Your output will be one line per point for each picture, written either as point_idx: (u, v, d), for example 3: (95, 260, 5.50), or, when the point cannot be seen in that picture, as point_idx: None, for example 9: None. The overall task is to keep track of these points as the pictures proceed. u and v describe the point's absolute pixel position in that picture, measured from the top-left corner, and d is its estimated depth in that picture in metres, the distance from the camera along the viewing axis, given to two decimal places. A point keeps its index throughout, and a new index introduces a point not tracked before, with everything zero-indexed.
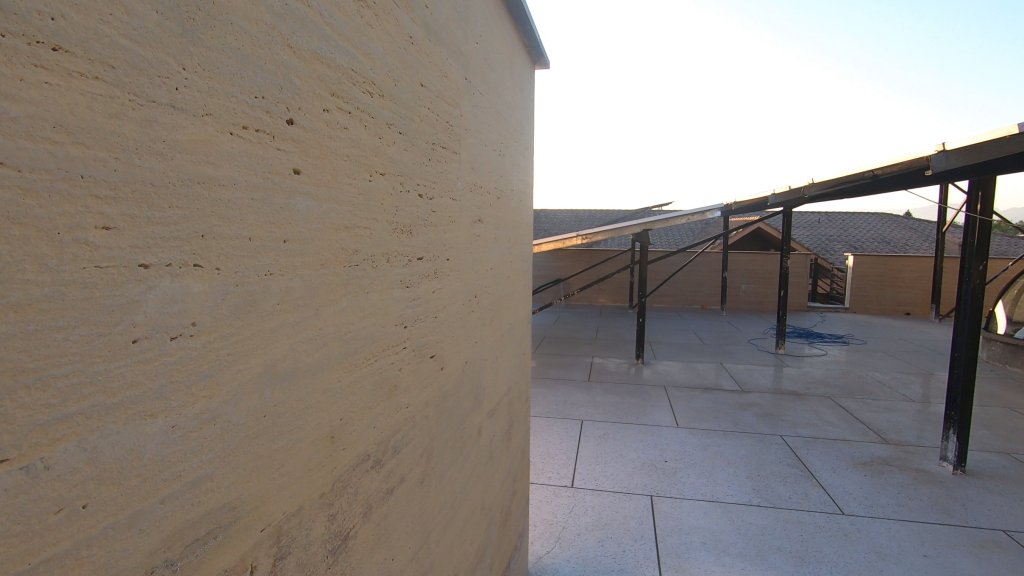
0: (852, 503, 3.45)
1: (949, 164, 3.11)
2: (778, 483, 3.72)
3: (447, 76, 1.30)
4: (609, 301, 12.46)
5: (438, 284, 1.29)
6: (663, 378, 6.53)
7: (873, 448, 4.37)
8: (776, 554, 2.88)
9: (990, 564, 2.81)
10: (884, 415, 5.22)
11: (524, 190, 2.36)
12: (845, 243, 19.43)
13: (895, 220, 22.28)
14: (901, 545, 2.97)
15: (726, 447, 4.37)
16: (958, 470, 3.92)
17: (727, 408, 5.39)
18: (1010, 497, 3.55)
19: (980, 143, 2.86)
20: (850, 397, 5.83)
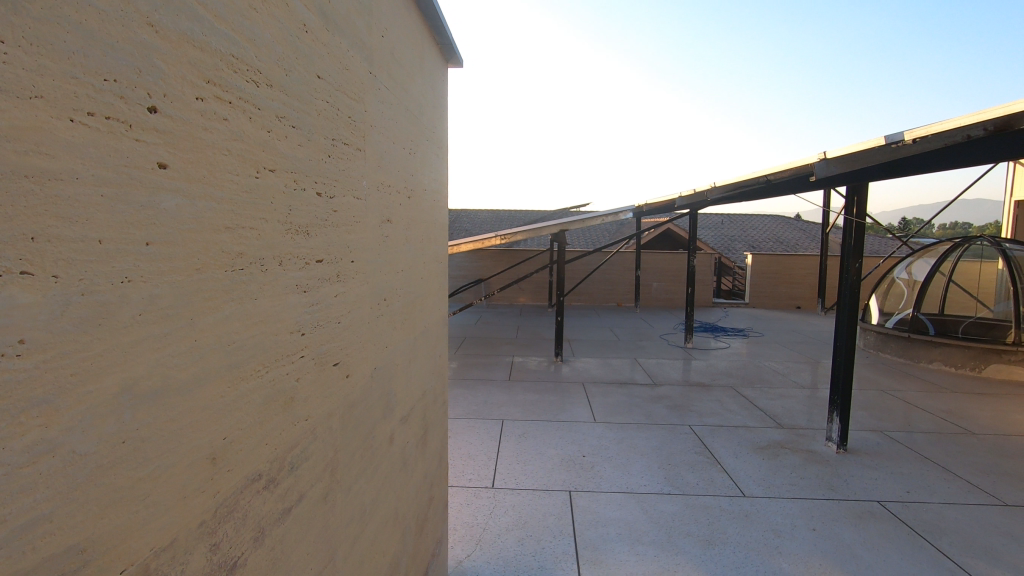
0: (752, 485, 3.71)
1: (829, 171, 3.41)
2: (687, 471, 3.92)
3: (349, 70, 1.24)
4: (529, 301, 12.62)
5: (341, 288, 1.22)
6: (581, 375, 6.70)
7: (769, 433, 4.73)
8: (684, 539, 3.03)
9: (867, 533, 3.12)
10: (779, 402, 5.67)
11: (437, 190, 2.32)
12: (745, 243, 20.94)
13: (787, 221, 24.30)
14: (794, 521, 3.23)
15: (640, 439, 4.55)
16: (841, 449, 4.32)
17: (641, 402, 5.63)
18: (882, 471, 3.97)
19: (854, 152, 3.15)
20: (750, 387, 6.27)
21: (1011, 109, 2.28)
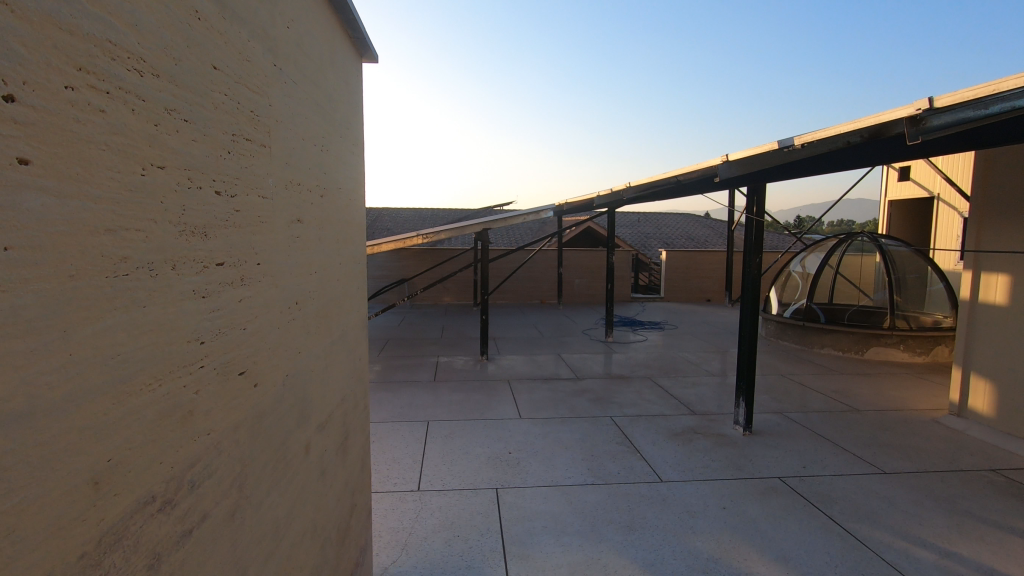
0: (668, 470, 3.91)
1: (732, 172, 3.64)
2: (609, 461, 4.07)
3: (250, 61, 1.17)
4: (454, 300, 12.55)
5: (246, 292, 1.16)
6: (507, 373, 6.76)
7: (683, 420, 5.00)
8: (607, 527, 3.14)
9: (770, 507, 3.38)
10: (692, 390, 6.01)
11: (353, 188, 2.24)
12: (660, 240, 22.00)
13: (697, 219, 25.78)
14: (706, 501, 3.44)
15: (564, 433, 4.66)
16: (746, 431, 4.65)
17: (565, 396, 5.76)
18: (782, 449, 4.31)
19: (753, 155, 3.38)
20: (666, 377, 6.60)
21: (881, 119, 2.54)
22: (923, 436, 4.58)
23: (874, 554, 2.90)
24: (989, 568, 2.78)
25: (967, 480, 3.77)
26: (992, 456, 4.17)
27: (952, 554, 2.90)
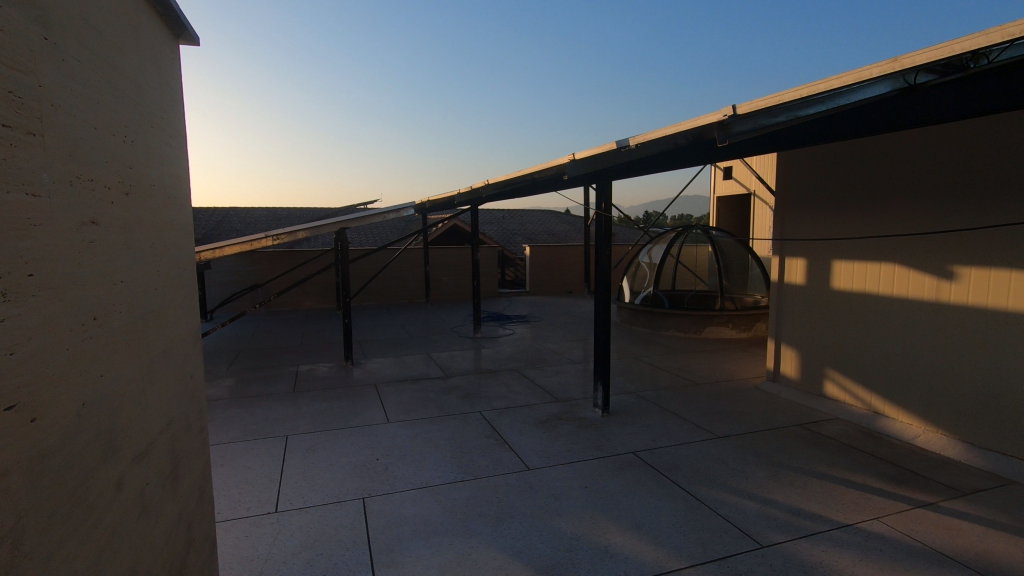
0: (534, 458, 4.05)
1: (578, 170, 3.85)
2: (478, 456, 4.11)
3: (4, 31, 0.97)
4: (315, 305, 11.86)
5: (12, 310, 0.96)
6: (373, 376, 6.53)
7: (548, 408, 5.23)
8: (476, 521, 3.17)
9: (626, 481, 3.65)
10: (556, 378, 6.30)
11: (172, 184, 1.99)
12: (524, 237, 22.79)
13: (558, 217, 27.18)
14: (570, 483, 3.63)
15: (433, 432, 4.62)
16: (604, 412, 4.99)
17: (434, 395, 5.73)
18: (635, 426, 4.69)
19: (595, 154, 3.60)
20: (532, 368, 6.85)
21: (697, 124, 2.85)
22: (747, 402, 5.26)
23: (712, 511, 3.27)
24: (798, 509, 3.27)
25: (781, 435, 4.41)
26: (798, 412, 4.92)
27: (770, 502, 3.36)
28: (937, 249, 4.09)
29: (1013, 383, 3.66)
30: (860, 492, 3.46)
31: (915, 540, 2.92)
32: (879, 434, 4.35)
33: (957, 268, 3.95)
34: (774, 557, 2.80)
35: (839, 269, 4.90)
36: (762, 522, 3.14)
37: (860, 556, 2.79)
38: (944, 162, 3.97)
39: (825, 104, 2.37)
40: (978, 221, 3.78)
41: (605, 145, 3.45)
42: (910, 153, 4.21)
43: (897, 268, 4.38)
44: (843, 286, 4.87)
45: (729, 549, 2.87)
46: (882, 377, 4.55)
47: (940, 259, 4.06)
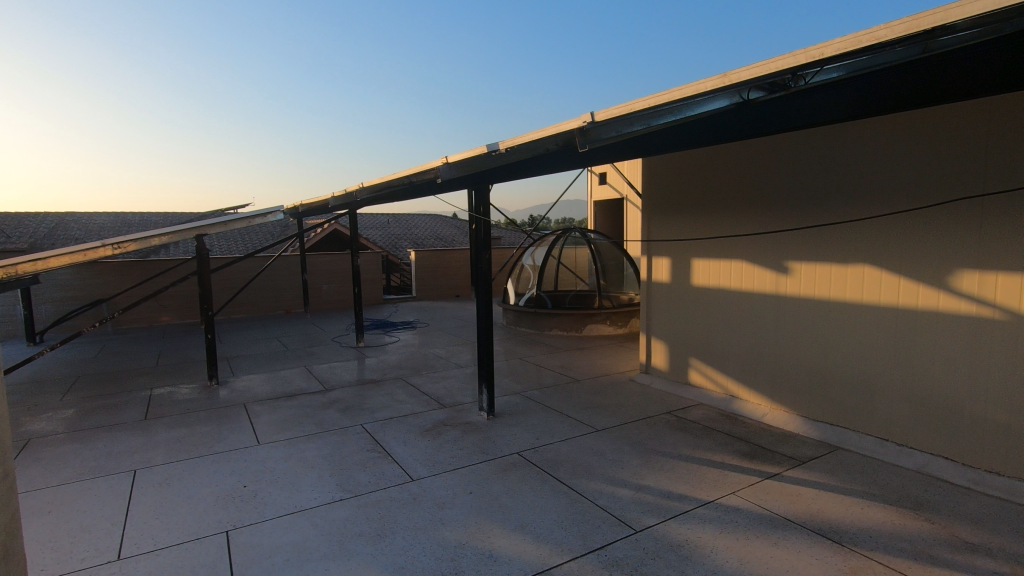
0: (419, 468, 3.95)
1: (451, 174, 3.82)
2: (358, 472, 3.91)
3: None
4: (174, 320, 10.68)
5: None
6: (242, 395, 6.00)
7: (433, 415, 5.14)
8: (356, 541, 3.01)
9: (510, 482, 3.68)
10: (441, 384, 6.23)
11: None
12: (410, 241, 22.40)
13: (443, 221, 27.06)
14: (454, 490, 3.58)
15: (310, 451, 4.33)
16: (490, 415, 5.01)
17: (311, 411, 5.39)
18: (520, 426, 4.76)
19: (467, 158, 3.59)
20: (417, 375, 6.71)
21: (560, 130, 2.94)
22: (623, 394, 5.58)
23: (591, 502, 3.39)
24: (668, 492, 3.51)
25: (652, 424, 4.71)
26: (667, 401, 5.30)
27: (643, 488, 3.57)
28: (775, 248, 4.60)
29: (836, 362, 4.22)
30: (719, 470, 3.79)
31: (765, 509, 3.24)
32: (734, 415, 4.82)
33: (790, 263, 4.48)
34: (646, 540, 2.96)
35: (697, 267, 5.35)
36: (637, 508, 3.32)
37: (719, 529, 3.05)
38: (778, 170, 4.48)
39: (673, 114, 2.56)
40: (806, 222, 4.32)
41: (474, 149, 3.45)
42: (750, 162, 4.70)
43: (744, 265, 4.88)
44: (701, 283, 5.32)
45: (607, 538, 2.99)
46: (735, 363, 5.04)
47: (777, 256, 4.58)
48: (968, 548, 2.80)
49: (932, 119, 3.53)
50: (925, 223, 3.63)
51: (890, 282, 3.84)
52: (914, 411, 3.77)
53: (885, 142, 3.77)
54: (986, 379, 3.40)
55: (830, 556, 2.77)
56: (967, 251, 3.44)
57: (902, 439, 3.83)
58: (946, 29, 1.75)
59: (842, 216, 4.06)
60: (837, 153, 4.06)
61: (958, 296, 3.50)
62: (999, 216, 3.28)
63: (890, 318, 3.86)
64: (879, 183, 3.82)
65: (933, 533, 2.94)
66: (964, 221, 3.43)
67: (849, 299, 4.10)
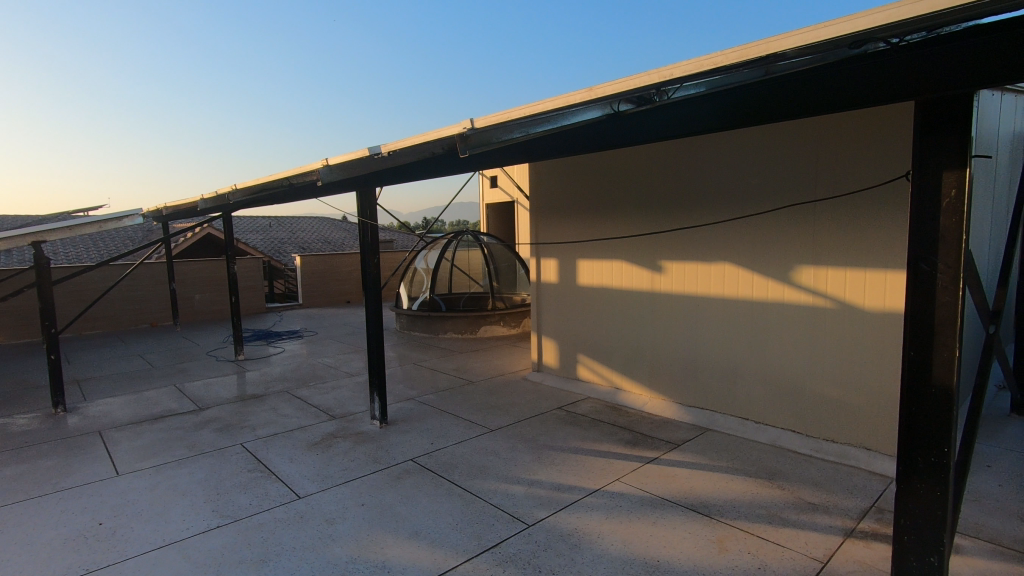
0: (306, 484, 3.76)
1: (332, 176, 3.67)
2: (237, 495, 3.64)
3: None
4: (7, 339, 9.22)
5: None
6: (98, 421, 5.33)
7: (322, 427, 4.91)
8: (235, 570, 2.80)
9: (404, 490, 3.63)
10: (330, 395, 5.98)
11: None
12: (295, 245, 21.18)
13: (332, 224, 25.93)
14: (344, 504, 3.45)
15: (181, 477, 3.96)
16: (383, 423, 4.89)
17: (182, 433, 4.92)
18: (414, 432, 4.70)
19: (349, 160, 3.47)
20: (303, 387, 6.37)
21: (441, 134, 2.95)
22: (516, 393, 5.72)
23: (485, 502, 3.44)
24: (558, 484, 3.65)
25: (544, 420, 4.88)
26: (557, 397, 5.52)
27: (536, 482, 3.68)
28: (649, 248, 4.96)
29: (704, 352, 4.64)
30: (605, 459, 4.01)
31: (645, 492, 3.49)
32: (619, 406, 5.13)
33: (663, 263, 4.85)
34: (538, 533, 3.06)
35: (582, 268, 5.61)
36: (529, 503, 3.42)
37: (605, 515, 3.23)
38: (650, 177, 4.83)
39: (549, 123, 2.68)
40: (676, 225, 4.70)
41: (356, 151, 3.35)
42: (625, 168, 5.03)
43: (623, 265, 5.20)
44: (586, 282, 5.60)
45: (501, 535, 3.05)
46: (618, 358, 5.36)
47: (652, 256, 4.94)
48: (810, 508, 3.22)
49: (776, 133, 4.00)
50: (771, 226, 4.11)
51: (747, 278, 4.30)
52: (768, 392, 4.25)
53: (738, 153, 4.22)
54: (823, 361, 3.92)
55: (701, 528, 3.05)
56: (805, 249, 3.94)
57: (759, 418, 4.31)
58: (771, 61, 1.98)
59: (706, 219, 4.47)
60: (701, 161, 4.46)
61: (799, 289, 4.00)
62: (828, 218, 3.80)
63: (746, 311, 4.32)
64: (735, 189, 4.26)
65: (784, 498, 3.35)
66: (802, 224, 3.94)
67: (713, 294, 4.53)
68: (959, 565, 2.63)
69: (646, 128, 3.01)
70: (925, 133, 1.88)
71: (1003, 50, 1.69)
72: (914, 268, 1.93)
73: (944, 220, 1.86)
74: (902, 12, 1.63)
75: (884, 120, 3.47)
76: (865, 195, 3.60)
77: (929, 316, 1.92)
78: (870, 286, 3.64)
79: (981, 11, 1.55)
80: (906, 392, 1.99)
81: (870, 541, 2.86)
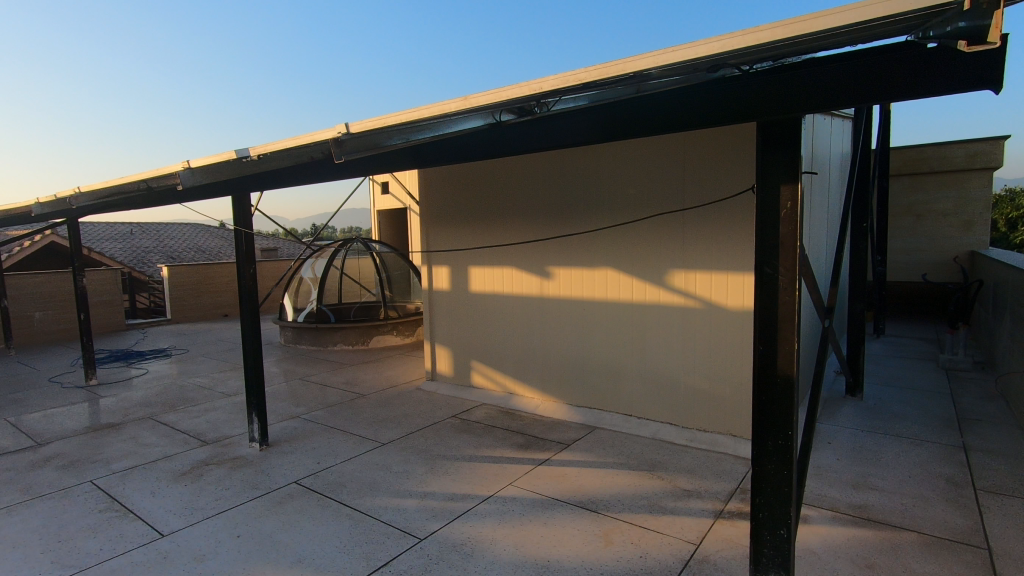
0: (171, 520, 3.39)
1: (195, 180, 3.36)
2: (84, 540, 3.19)
3: None
4: None
5: None
6: None
7: (192, 455, 4.47)
8: None
9: (286, 515, 3.39)
10: (202, 418, 5.45)
11: None
12: (163, 255, 19.14)
13: (207, 232, 23.85)
14: (216, 538, 3.15)
15: (11, 526, 3.39)
16: (263, 446, 4.54)
17: (14, 474, 4.22)
18: (298, 453, 4.42)
19: (214, 163, 3.20)
20: (170, 412, 5.75)
21: (314, 138, 2.80)
22: (409, 404, 5.59)
23: (375, 520, 3.31)
24: (451, 494, 3.61)
25: (438, 429, 4.82)
26: (451, 405, 5.49)
27: (428, 494, 3.61)
28: (537, 255, 5.07)
29: (591, 354, 4.84)
30: (498, 464, 4.04)
31: (537, 494, 3.56)
32: (512, 411, 5.21)
33: (552, 268, 4.99)
34: (431, 546, 3.00)
35: (474, 275, 5.63)
36: (422, 516, 3.34)
37: (498, 520, 3.24)
38: (536, 185, 4.96)
39: (430, 130, 2.66)
40: (562, 231, 4.86)
41: (221, 153, 3.09)
42: (513, 176, 5.12)
43: (514, 271, 5.29)
44: (478, 289, 5.62)
45: (391, 553, 2.95)
46: (510, 362, 5.43)
47: (540, 262, 5.07)
48: (685, 495, 3.46)
49: (649, 146, 4.27)
50: (647, 233, 4.39)
51: (627, 281, 4.55)
52: (648, 388, 4.52)
53: (617, 163, 4.45)
54: (694, 357, 4.25)
55: (589, 524, 3.17)
56: (675, 255, 4.26)
57: (641, 413, 4.57)
58: (637, 80, 2.10)
59: (590, 225, 4.68)
60: (583, 171, 4.65)
61: (672, 291, 4.31)
62: (696, 225, 4.13)
63: (628, 312, 4.57)
64: (615, 198, 4.50)
65: (663, 488, 3.57)
66: (673, 230, 4.25)
67: (598, 297, 4.74)
68: (807, 534, 2.97)
69: (526, 139, 3.08)
70: (765, 151, 2.10)
71: (827, 81, 1.94)
72: (760, 272, 2.15)
73: (782, 229, 2.09)
74: (733, 42, 1.76)
75: (738, 138, 3.84)
76: (725, 205, 3.95)
77: (773, 315, 2.14)
78: (731, 287, 4.01)
79: (804, 45, 1.75)
80: (757, 384, 2.20)
81: (735, 519, 3.14)
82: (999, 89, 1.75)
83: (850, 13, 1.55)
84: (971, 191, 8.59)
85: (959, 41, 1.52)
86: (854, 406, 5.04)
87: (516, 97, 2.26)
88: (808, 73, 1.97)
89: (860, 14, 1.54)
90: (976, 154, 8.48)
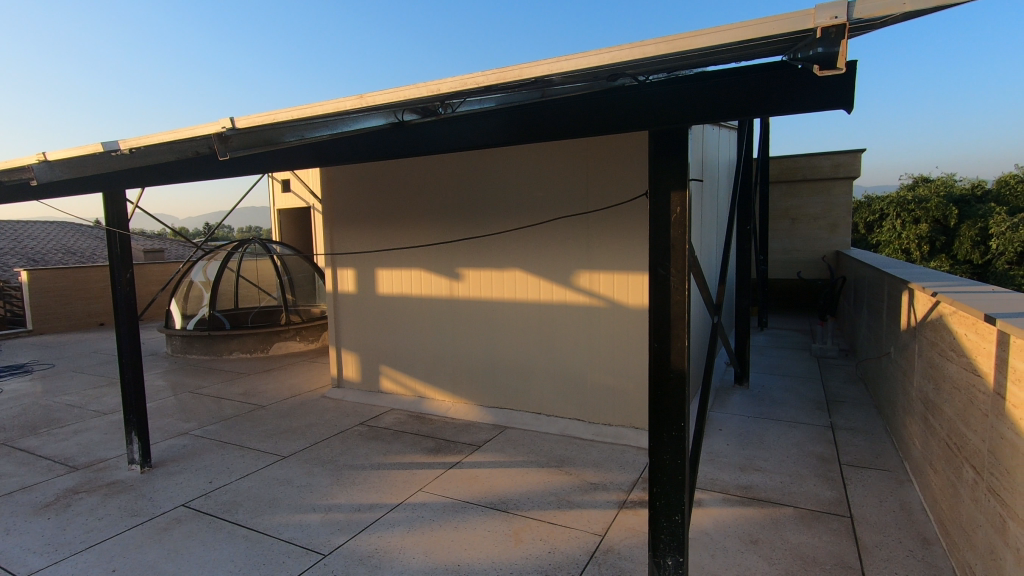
0: (29, 559, 2.98)
1: (53, 174, 2.97)
2: None
3: None
4: None
5: None
6: None
7: (58, 483, 3.97)
8: None
9: (172, 543, 3.10)
10: (71, 441, 4.86)
11: None
12: (22, 257, 16.89)
13: (77, 232, 21.35)
14: None
15: None
16: (145, 467, 4.13)
17: None
18: (187, 472, 4.07)
19: (76, 155, 2.85)
20: (30, 436, 5.08)
21: (194, 131, 2.56)
22: (314, 413, 5.34)
23: (274, 539, 3.12)
24: (358, 504, 3.49)
25: (344, 438, 4.64)
26: (360, 412, 5.31)
27: (334, 507, 3.46)
28: (446, 256, 5.02)
29: (500, 354, 4.87)
30: (408, 470, 3.96)
31: (447, 498, 3.53)
32: (423, 415, 5.13)
33: (461, 270, 4.96)
34: (335, 561, 2.88)
35: (381, 278, 5.48)
36: (326, 530, 3.20)
37: (408, 528, 3.17)
38: (444, 186, 4.91)
39: (328, 128, 2.54)
40: (470, 233, 4.85)
41: (84, 145, 2.75)
42: (421, 177, 5.03)
43: (422, 273, 5.20)
44: (386, 291, 5.48)
45: (292, 573, 2.79)
46: (420, 366, 5.35)
47: (448, 264, 5.02)
48: (592, 488, 3.59)
49: (554, 149, 4.37)
50: (553, 234, 4.49)
51: (535, 282, 4.62)
52: (556, 385, 4.63)
53: (524, 166, 4.51)
54: (598, 353, 4.41)
55: (499, 524, 3.19)
56: (580, 255, 4.39)
57: (550, 410, 4.67)
58: (536, 85, 2.13)
59: (498, 227, 4.70)
60: (491, 173, 4.67)
61: (577, 291, 4.44)
62: (598, 227, 4.28)
63: (535, 312, 4.65)
64: (522, 200, 4.55)
65: (571, 482, 3.68)
66: (577, 232, 4.38)
67: (507, 298, 4.78)
68: (701, 516, 3.18)
69: (430, 138, 3.03)
70: (657, 157, 2.22)
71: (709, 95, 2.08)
72: (654, 273, 2.26)
73: (672, 234, 2.22)
74: (623, 55, 1.82)
75: (636, 144, 4.03)
76: (625, 208, 4.13)
77: (666, 313, 2.26)
78: (631, 286, 4.20)
79: (686, 59, 1.85)
80: (653, 379, 2.32)
81: (637, 508, 3.30)
82: (852, 108, 1.96)
83: (725, 34, 1.65)
84: (836, 197, 9.63)
85: (816, 64, 1.68)
86: (742, 394, 5.49)
87: (414, 98, 2.21)
88: (694, 86, 2.11)
89: (734, 35, 1.65)
90: (840, 165, 9.50)
